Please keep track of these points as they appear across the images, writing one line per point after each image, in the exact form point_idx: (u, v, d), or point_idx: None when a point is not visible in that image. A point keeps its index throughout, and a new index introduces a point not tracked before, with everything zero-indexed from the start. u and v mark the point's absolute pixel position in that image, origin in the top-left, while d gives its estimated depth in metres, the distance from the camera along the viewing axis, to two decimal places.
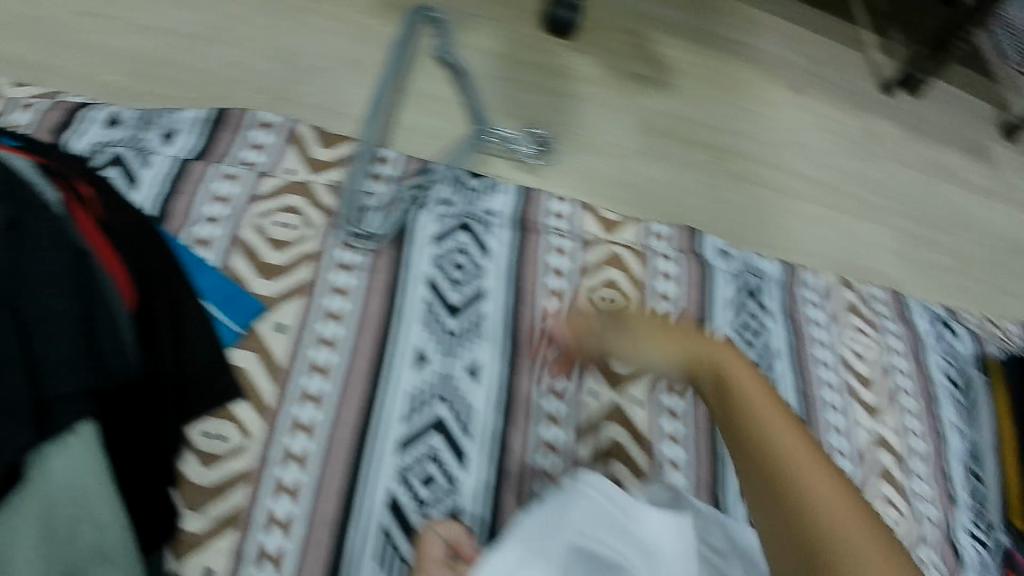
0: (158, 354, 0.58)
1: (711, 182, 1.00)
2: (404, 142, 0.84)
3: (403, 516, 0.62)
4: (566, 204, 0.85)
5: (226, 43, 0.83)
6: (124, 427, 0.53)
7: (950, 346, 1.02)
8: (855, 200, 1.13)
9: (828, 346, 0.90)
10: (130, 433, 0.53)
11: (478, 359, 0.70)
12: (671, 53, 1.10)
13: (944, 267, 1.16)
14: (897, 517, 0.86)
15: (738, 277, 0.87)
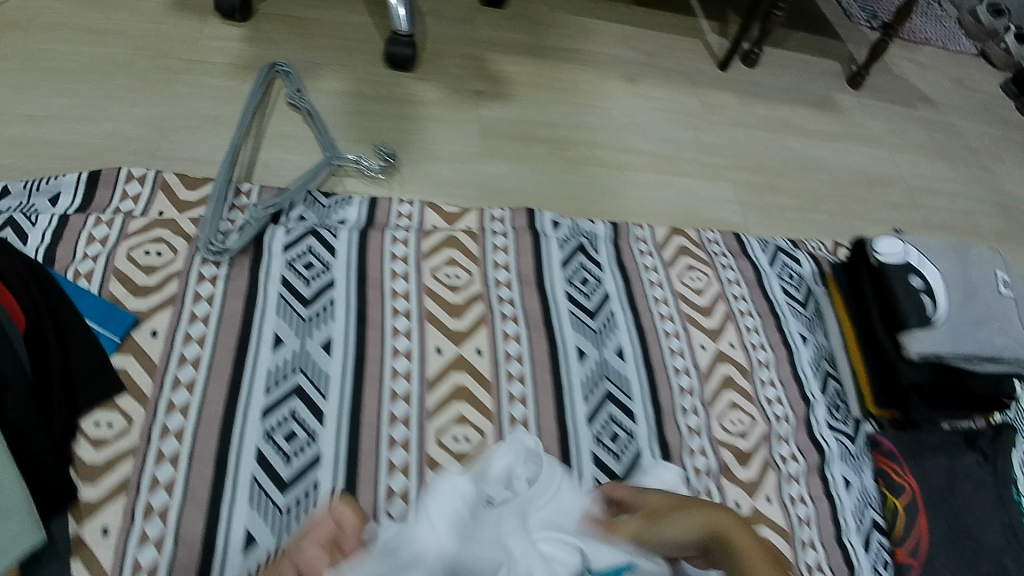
0: (49, 361, 0.73)
1: (553, 168, 1.15)
2: (264, 175, 1.02)
3: (270, 467, 0.76)
4: (409, 204, 0.99)
5: (107, 123, 1.05)
6: (26, 415, 0.68)
7: (787, 270, 1.16)
8: (695, 164, 1.28)
9: (663, 285, 1.03)
10: (30, 419, 0.68)
11: (330, 335, 0.84)
12: (507, 68, 1.28)
13: (784, 208, 1.32)
14: (745, 420, 0.97)
15: (568, 239, 1.01)
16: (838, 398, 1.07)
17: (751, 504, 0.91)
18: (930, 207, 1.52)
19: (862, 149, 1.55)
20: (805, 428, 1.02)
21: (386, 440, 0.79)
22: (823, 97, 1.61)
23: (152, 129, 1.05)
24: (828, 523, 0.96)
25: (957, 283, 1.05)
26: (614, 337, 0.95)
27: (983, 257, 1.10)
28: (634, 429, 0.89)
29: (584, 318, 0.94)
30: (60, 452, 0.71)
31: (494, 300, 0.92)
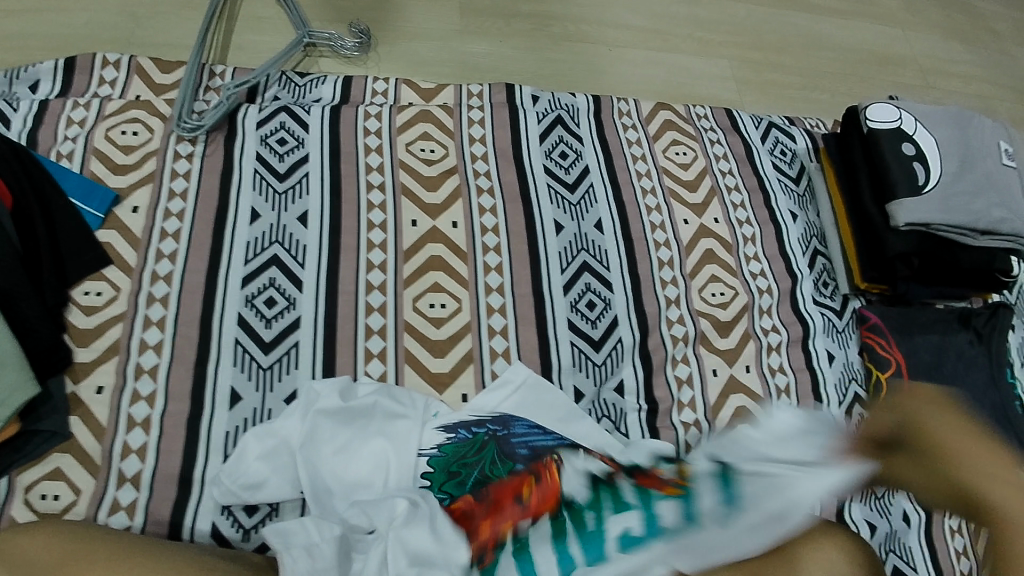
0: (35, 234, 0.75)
1: (537, 46, 1.11)
2: (239, 58, 1.02)
3: (251, 331, 0.79)
4: (384, 81, 0.98)
5: (80, 13, 1.03)
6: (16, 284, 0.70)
7: (779, 145, 1.13)
8: (689, 41, 1.23)
9: (646, 160, 1.02)
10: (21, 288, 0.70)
11: (305, 208, 0.86)
12: None
13: (783, 87, 1.26)
14: (726, 292, 0.97)
15: (546, 113, 0.99)
16: (827, 275, 1.06)
17: (729, 373, 0.92)
18: (941, 90, 1.45)
19: (873, 28, 1.47)
20: (790, 301, 1.01)
21: (363, 306, 0.82)
22: None
23: (129, 18, 1.04)
24: (810, 393, 0.95)
25: (955, 152, 1.02)
26: (593, 209, 0.95)
27: (986, 127, 1.05)
28: (610, 297, 0.90)
29: (561, 191, 0.94)
30: (53, 318, 0.75)
31: (469, 173, 0.92)
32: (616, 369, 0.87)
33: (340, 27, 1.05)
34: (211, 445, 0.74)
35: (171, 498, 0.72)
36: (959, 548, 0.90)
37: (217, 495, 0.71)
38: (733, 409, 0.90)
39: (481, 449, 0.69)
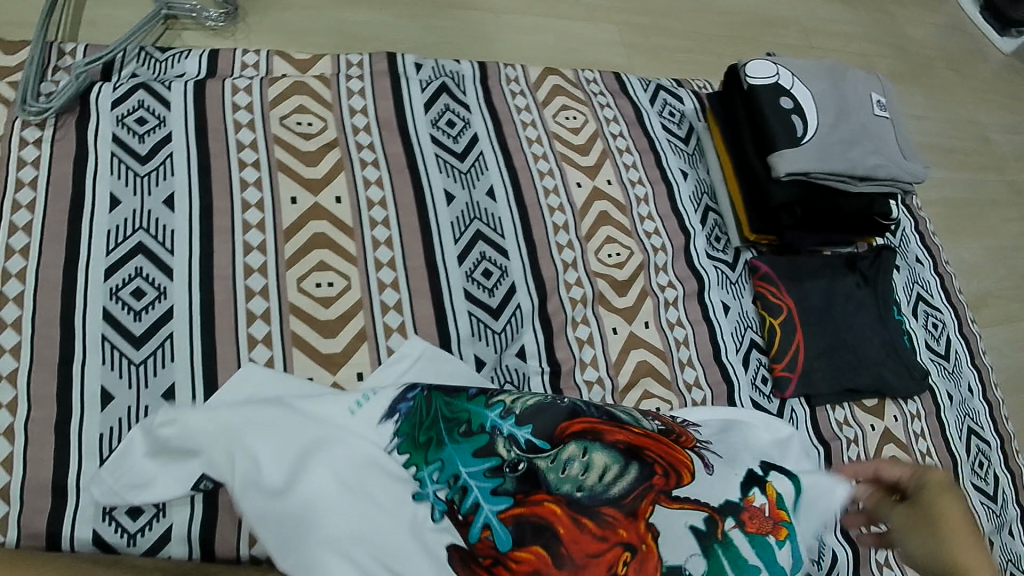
0: None
1: (421, 15, 1.08)
2: (92, 34, 0.94)
3: (119, 324, 0.73)
4: (255, 53, 0.93)
5: None
6: None
7: (669, 106, 1.15)
8: (577, 7, 1.23)
9: (536, 125, 1.01)
10: None
11: (172, 191, 0.80)
12: None
13: (672, 51, 1.29)
14: (623, 253, 0.98)
15: (431, 81, 0.97)
16: (719, 229, 1.09)
17: (628, 330, 0.94)
18: (823, 49, 1.53)
19: None
20: (684, 257, 1.03)
21: (243, 290, 0.77)
22: None
23: None
24: (707, 343, 0.98)
25: (830, 104, 1.06)
26: (485, 177, 0.93)
27: (858, 79, 1.10)
28: (505, 264, 0.89)
29: (450, 160, 0.92)
30: None
31: (352, 147, 0.88)
32: (517, 335, 0.87)
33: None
34: (85, 449, 0.68)
35: (45, 509, 0.66)
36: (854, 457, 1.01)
37: (98, 494, 0.65)
38: (633, 365, 0.92)
39: (428, 402, 0.65)
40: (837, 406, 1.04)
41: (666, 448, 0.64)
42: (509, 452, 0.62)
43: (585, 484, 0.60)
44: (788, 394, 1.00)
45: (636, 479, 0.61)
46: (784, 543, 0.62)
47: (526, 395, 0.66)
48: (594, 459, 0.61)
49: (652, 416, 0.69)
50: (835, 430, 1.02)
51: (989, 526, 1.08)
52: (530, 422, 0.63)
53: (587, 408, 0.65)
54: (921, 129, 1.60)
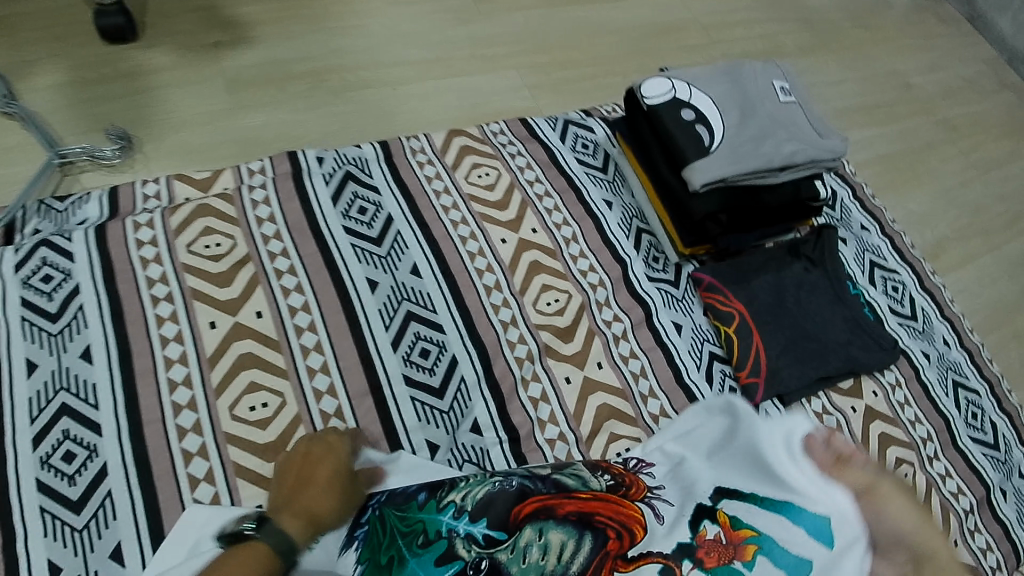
0: None
1: (319, 105, 1.08)
2: None
3: (53, 492, 0.71)
4: (155, 182, 0.92)
5: None
6: None
7: (581, 137, 1.14)
8: (474, 61, 1.24)
9: (451, 191, 1.00)
10: None
11: (88, 342, 0.79)
12: (244, 11, 1.15)
13: (575, 81, 1.30)
14: (562, 298, 0.97)
15: (334, 172, 0.96)
16: (655, 250, 1.08)
17: (582, 376, 0.93)
18: (728, 43, 1.55)
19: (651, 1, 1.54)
20: (625, 286, 1.02)
21: (174, 431, 0.76)
22: None
23: None
24: (665, 368, 0.97)
25: (733, 105, 1.06)
26: (406, 255, 0.93)
27: (757, 72, 1.11)
28: (443, 339, 0.88)
29: (368, 247, 0.92)
30: None
31: (265, 257, 0.88)
32: (467, 410, 0.85)
33: (97, 136, 0.98)
34: None
35: None
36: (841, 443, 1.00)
37: None
38: (594, 410, 0.90)
39: (382, 521, 0.64)
40: (812, 397, 1.02)
41: (617, 508, 0.62)
42: (470, 551, 0.59)
43: (548, 570, 0.57)
44: (759, 399, 0.98)
45: (592, 549, 0.59)
46: (756, 560, 0.53)
47: (470, 485, 0.66)
48: (550, 539, 0.59)
49: (605, 472, 0.69)
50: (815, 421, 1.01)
51: (997, 477, 1.07)
52: (484, 515, 0.62)
53: (534, 487, 0.66)
54: (841, 92, 1.61)
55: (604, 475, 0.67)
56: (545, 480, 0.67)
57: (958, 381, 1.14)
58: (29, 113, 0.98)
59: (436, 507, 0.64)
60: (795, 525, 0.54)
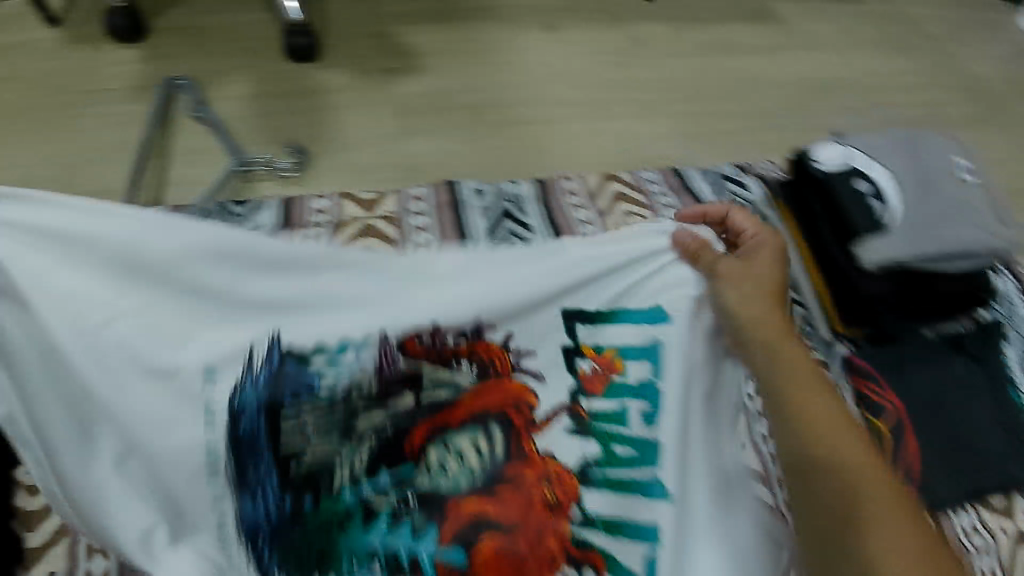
0: None
1: (475, 137, 1.12)
2: (177, 194, 1.00)
3: None
4: (326, 199, 0.97)
5: (13, 167, 1.02)
6: None
7: (738, 195, 1.10)
8: (628, 105, 1.24)
9: (602, 239, 0.99)
10: None
11: None
12: (416, 42, 1.23)
13: (729, 134, 1.26)
14: None
15: (492, 207, 0.98)
16: (806, 324, 1.02)
17: None
18: (892, 106, 1.46)
19: (809, 58, 1.49)
20: None
21: None
22: (759, 10, 1.55)
23: (60, 168, 1.02)
24: None
25: (911, 177, 0.97)
26: None
27: (935, 145, 1.02)
28: None
29: None
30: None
31: None
32: None
33: (276, 148, 1.06)
34: None
35: None
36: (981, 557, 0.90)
37: None
38: None
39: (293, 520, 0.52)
40: (960, 510, 0.92)
41: (499, 396, 0.57)
42: (388, 497, 0.53)
43: (473, 471, 0.54)
44: None
45: (506, 437, 0.56)
46: (628, 366, 0.58)
47: (321, 427, 0.54)
48: (456, 447, 0.55)
49: (463, 358, 0.58)
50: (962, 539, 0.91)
51: None
52: (382, 463, 0.54)
53: (400, 415, 0.56)
54: None
55: (440, 336, 0.57)
56: (392, 362, 0.56)
57: None
58: (218, 120, 1.05)
59: (329, 495, 0.53)
60: (652, 328, 0.59)
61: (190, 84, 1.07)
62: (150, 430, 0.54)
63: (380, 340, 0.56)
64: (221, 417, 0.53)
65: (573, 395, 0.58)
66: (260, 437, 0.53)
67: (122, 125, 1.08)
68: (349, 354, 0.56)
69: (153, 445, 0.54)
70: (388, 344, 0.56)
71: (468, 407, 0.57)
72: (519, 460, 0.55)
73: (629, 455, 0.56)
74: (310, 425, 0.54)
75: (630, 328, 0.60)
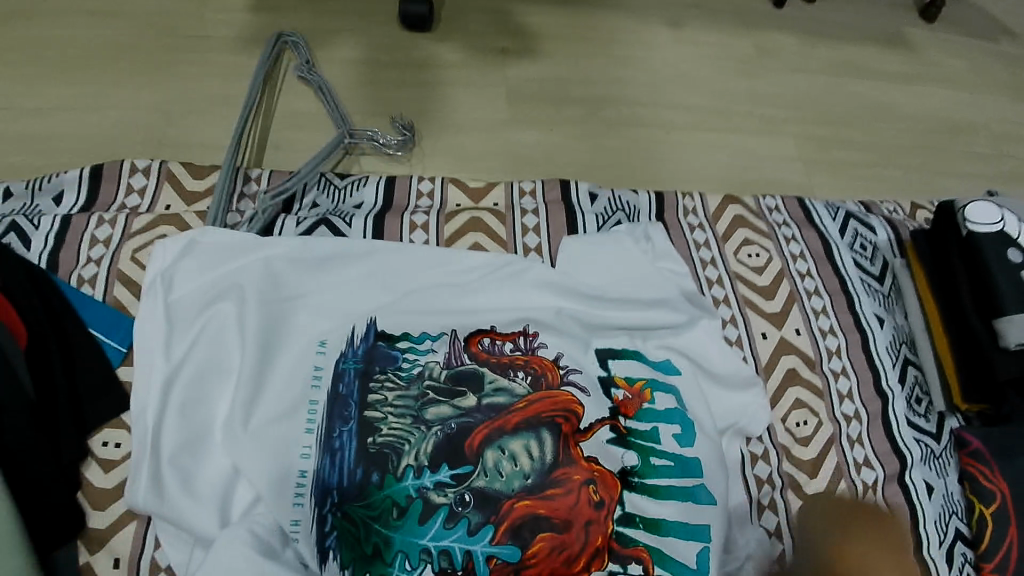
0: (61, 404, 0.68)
1: (588, 135, 1.05)
2: (275, 158, 0.95)
3: None
4: (430, 180, 0.92)
5: (112, 107, 0.98)
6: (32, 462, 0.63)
7: (863, 236, 1.01)
8: (749, 119, 1.16)
9: (716, 265, 0.91)
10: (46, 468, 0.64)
11: None
12: (534, 23, 1.17)
13: (853, 163, 1.17)
14: (811, 422, 0.85)
15: (606, 215, 0.91)
16: (919, 389, 0.92)
17: None
18: None
19: (941, 92, 1.38)
20: (882, 425, 0.88)
21: None
22: (893, 33, 1.44)
23: (159, 114, 0.98)
24: None
25: None
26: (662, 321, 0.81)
27: None
28: None
29: None
30: (66, 477, 0.66)
31: None
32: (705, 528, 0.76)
33: (381, 121, 1.00)
34: None
35: None
36: None
37: None
38: None
39: (349, 506, 0.64)
40: None
41: (551, 405, 0.70)
42: (441, 493, 0.65)
43: (525, 471, 0.66)
44: None
45: (554, 442, 0.68)
46: (655, 396, 0.74)
47: (400, 407, 0.68)
48: (511, 450, 0.67)
49: (519, 368, 0.72)
50: None
51: None
52: (443, 460, 0.66)
53: (470, 417, 0.68)
54: None
55: (498, 345, 0.74)
56: (459, 359, 0.72)
57: None
58: (325, 83, 1.00)
59: (394, 477, 0.65)
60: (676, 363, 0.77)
61: (301, 41, 1.01)
62: (272, 390, 0.69)
63: (451, 338, 0.74)
64: (327, 380, 0.70)
65: (612, 416, 0.71)
66: (351, 402, 0.68)
67: (225, 75, 1.03)
68: (427, 344, 0.73)
69: (254, 405, 0.68)
70: (457, 346, 0.73)
71: (522, 414, 0.69)
72: (568, 465, 0.67)
73: (665, 465, 0.70)
74: (390, 401, 0.68)
75: (645, 363, 0.77)
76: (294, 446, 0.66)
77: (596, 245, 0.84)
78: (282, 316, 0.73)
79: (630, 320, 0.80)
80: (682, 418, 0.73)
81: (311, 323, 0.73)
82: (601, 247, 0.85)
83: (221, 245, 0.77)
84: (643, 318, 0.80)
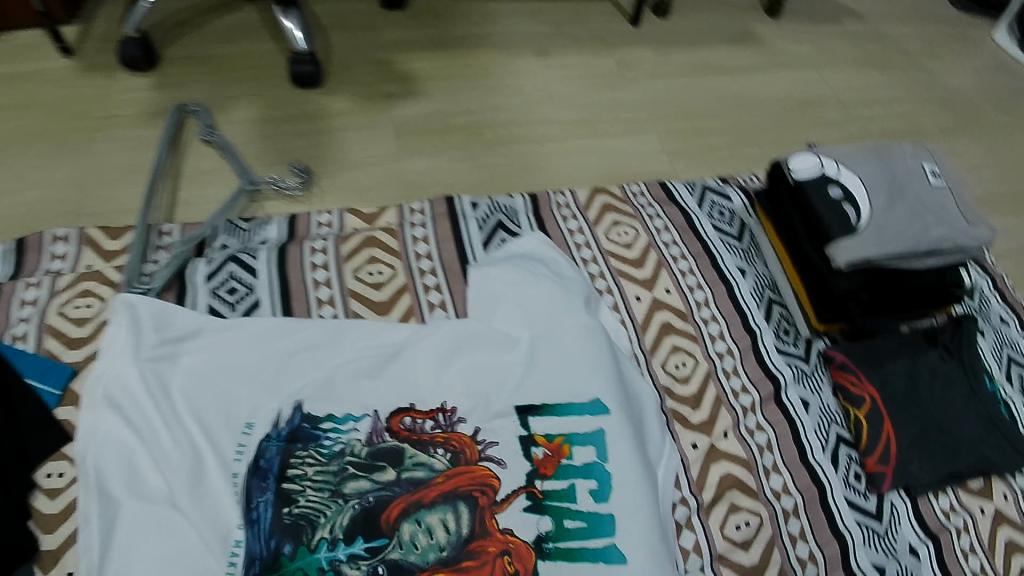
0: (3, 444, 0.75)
1: (471, 155, 1.19)
2: (187, 212, 1.06)
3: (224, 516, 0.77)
4: (329, 213, 1.04)
5: (30, 189, 1.07)
6: None
7: (719, 204, 1.18)
8: (615, 123, 1.32)
9: (590, 246, 1.07)
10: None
11: None
12: (415, 67, 1.31)
13: (712, 147, 1.33)
14: (688, 364, 0.98)
15: (487, 218, 1.05)
16: (786, 322, 1.06)
17: (709, 443, 0.93)
18: (868, 119, 1.53)
19: (787, 77, 1.57)
20: (754, 357, 1.01)
21: None
22: (739, 33, 1.64)
23: (76, 189, 1.08)
24: (791, 445, 0.94)
25: (881, 186, 1.02)
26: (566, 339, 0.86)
27: (906, 154, 1.06)
28: None
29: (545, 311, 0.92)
30: (17, 508, 0.73)
31: (420, 290, 0.95)
32: None
33: (282, 168, 1.12)
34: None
35: None
36: (959, 525, 0.93)
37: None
38: (717, 479, 0.90)
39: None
40: (940, 494, 0.95)
41: (468, 474, 0.76)
42: (354, 568, 0.69)
43: (442, 544, 0.71)
44: (886, 489, 0.92)
45: (471, 514, 0.73)
46: (572, 456, 0.79)
47: (319, 481, 0.74)
48: (427, 522, 0.72)
49: (438, 446, 0.78)
50: (941, 520, 0.93)
51: None
52: (359, 533, 0.71)
53: (389, 494, 0.74)
54: None
55: (419, 423, 0.79)
56: (381, 438, 0.78)
57: (1014, 358, 1.11)
58: (226, 142, 1.11)
59: (306, 548, 0.70)
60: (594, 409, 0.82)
61: (200, 110, 1.13)
62: (207, 466, 0.74)
63: (373, 418, 0.79)
64: (250, 454, 0.75)
65: (529, 482, 0.77)
66: (271, 473, 0.74)
67: (134, 147, 1.13)
68: (350, 423, 0.78)
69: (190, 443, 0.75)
70: (379, 423, 0.78)
71: (440, 486, 0.75)
72: (484, 535, 0.72)
73: (580, 527, 0.74)
74: (309, 475, 0.75)
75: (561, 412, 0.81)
76: (225, 517, 0.71)
77: (505, 275, 0.92)
78: (215, 395, 0.78)
79: (540, 357, 0.84)
80: (591, 473, 0.78)
81: (242, 401, 0.78)
82: (525, 284, 0.91)
83: (154, 305, 0.83)
84: (553, 350, 0.85)
